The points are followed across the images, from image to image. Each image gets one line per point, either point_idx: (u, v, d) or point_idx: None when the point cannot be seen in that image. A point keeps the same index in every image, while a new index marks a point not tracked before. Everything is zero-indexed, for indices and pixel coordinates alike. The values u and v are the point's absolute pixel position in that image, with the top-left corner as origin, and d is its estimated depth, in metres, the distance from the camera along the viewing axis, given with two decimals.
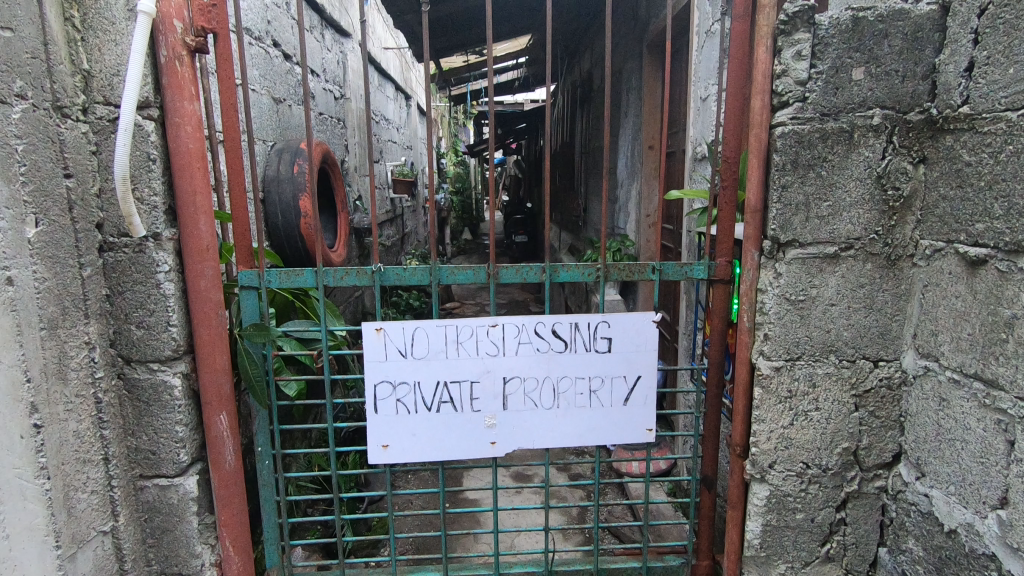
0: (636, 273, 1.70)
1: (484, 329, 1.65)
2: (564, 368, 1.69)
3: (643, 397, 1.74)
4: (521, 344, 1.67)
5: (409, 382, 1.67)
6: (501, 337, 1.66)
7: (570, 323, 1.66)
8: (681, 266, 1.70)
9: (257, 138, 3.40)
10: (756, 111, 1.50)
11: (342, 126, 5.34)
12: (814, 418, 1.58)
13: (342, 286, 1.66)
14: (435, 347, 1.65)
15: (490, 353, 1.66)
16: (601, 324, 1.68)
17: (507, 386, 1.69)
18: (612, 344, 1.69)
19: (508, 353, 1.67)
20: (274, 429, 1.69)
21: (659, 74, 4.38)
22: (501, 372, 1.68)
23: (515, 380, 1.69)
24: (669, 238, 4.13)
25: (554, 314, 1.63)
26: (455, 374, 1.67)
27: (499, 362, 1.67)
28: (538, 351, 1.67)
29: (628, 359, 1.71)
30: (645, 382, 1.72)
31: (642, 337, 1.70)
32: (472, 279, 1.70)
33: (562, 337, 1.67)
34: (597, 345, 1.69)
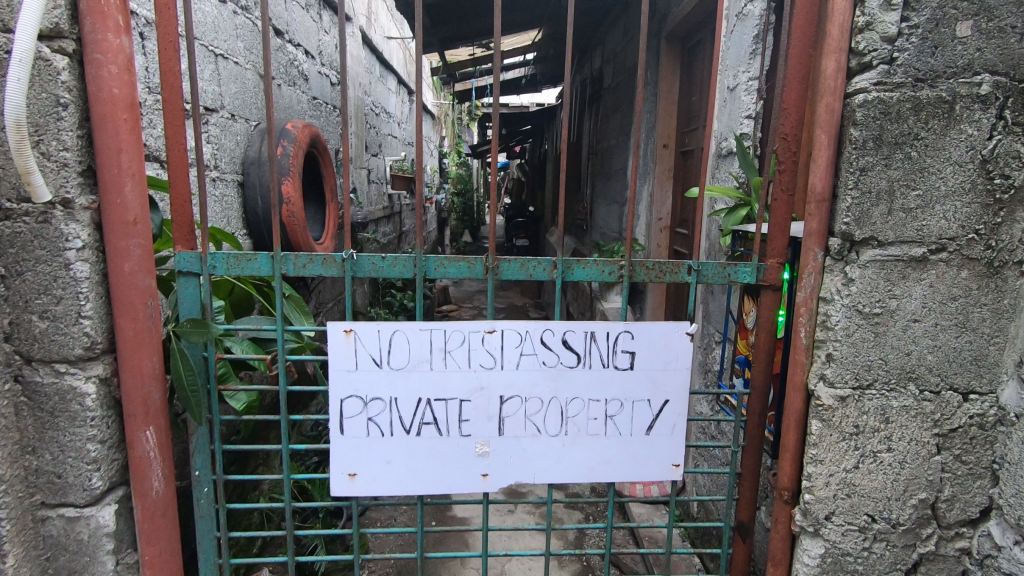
0: (667, 274, 1.39)
1: (478, 335, 1.34)
2: (576, 387, 1.38)
3: (670, 427, 1.42)
4: (525, 355, 1.35)
5: (386, 397, 1.35)
6: (501, 345, 1.35)
7: (584, 331, 1.35)
8: (724, 267, 1.38)
9: (240, 116, 3.09)
10: (829, 75, 1.19)
11: (336, 115, 5.05)
12: (885, 461, 1.27)
13: (305, 276, 1.34)
14: (418, 355, 1.34)
15: (486, 365, 1.35)
16: (623, 334, 1.36)
17: (505, 406, 1.38)
18: (635, 359, 1.38)
19: (507, 367, 1.36)
20: (215, 450, 1.37)
21: (677, 69, 4.09)
22: (498, 390, 1.37)
23: (516, 400, 1.38)
24: (681, 243, 3.85)
25: (566, 320, 1.32)
26: (442, 389, 1.36)
27: (497, 375, 1.36)
28: (545, 365, 1.36)
29: (653, 380, 1.40)
30: (673, 407, 1.41)
31: (673, 352, 1.38)
32: (465, 273, 1.38)
33: (576, 349, 1.36)
34: (617, 360, 1.38)
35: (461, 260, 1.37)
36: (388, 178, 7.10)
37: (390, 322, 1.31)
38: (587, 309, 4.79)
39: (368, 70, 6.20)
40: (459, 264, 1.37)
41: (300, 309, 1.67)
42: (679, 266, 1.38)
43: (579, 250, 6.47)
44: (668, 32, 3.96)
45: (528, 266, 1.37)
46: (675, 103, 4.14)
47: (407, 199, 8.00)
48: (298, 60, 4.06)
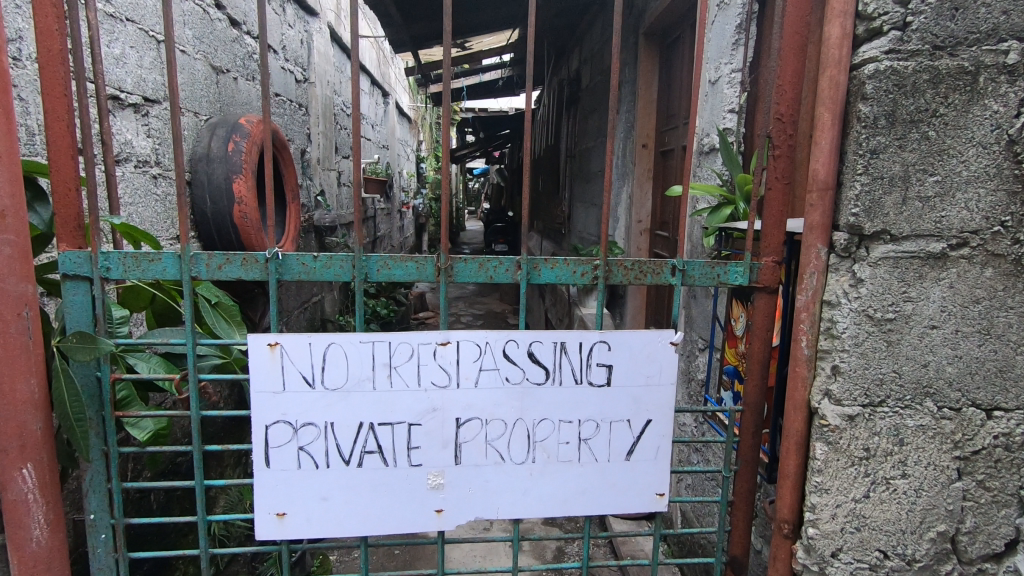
0: (649, 276, 1.21)
1: (429, 348, 1.14)
2: (545, 407, 1.19)
3: (653, 451, 1.24)
4: (485, 370, 1.16)
5: (320, 422, 1.15)
6: (456, 359, 1.15)
7: (553, 342, 1.16)
8: (713, 266, 1.20)
9: (188, 109, 2.85)
10: (833, 43, 1.03)
11: (302, 114, 4.82)
12: (899, 489, 1.11)
13: (222, 279, 1.12)
14: (357, 373, 1.13)
15: (439, 382, 1.15)
16: (598, 344, 1.18)
17: (462, 431, 1.18)
18: (613, 374, 1.19)
19: (464, 384, 1.16)
20: (113, 488, 1.14)
21: (655, 67, 3.96)
22: (453, 411, 1.17)
23: (475, 423, 1.18)
24: (662, 245, 3.71)
25: (531, 329, 1.13)
26: (386, 413, 1.15)
27: (452, 395, 1.16)
28: (508, 382, 1.17)
29: (634, 397, 1.21)
30: (657, 428, 1.23)
31: (656, 365, 1.20)
32: (414, 275, 1.18)
33: (544, 363, 1.17)
34: (591, 376, 1.19)
35: (409, 259, 1.17)
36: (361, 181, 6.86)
37: (324, 334, 1.11)
38: (565, 315, 4.62)
39: (338, 69, 5.96)
40: (406, 263, 1.17)
41: (229, 318, 1.45)
42: (663, 264, 1.19)
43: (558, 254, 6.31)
44: (646, 28, 3.82)
45: (487, 265, 1.18)
46: (654, 102, 4.01)
47: (381, 203, 7.77)
48: (258, 54, 3.83)
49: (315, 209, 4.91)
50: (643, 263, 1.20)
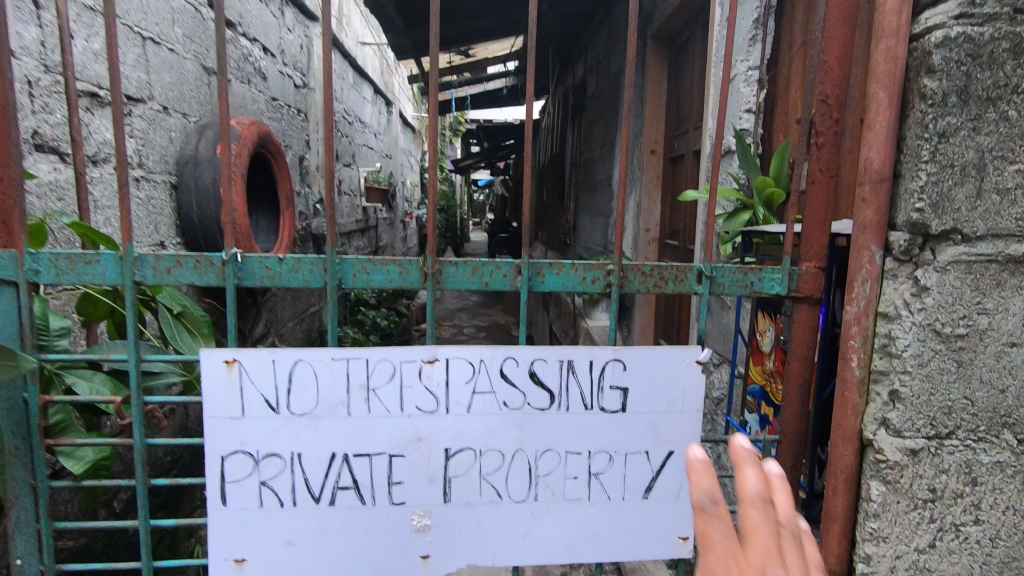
0: (671, 283, 1.04)
1: (414, 367, 0.98)
2: (549, 437, 1.02)
3: (675, 488, 1.07)
4: (478, 394, 0.99)
5: (285, 453, 0.98)
6: (445, 381, 0.98)
7: (559, 360, 1.00)
8: (746, 272, 1.03)
9: (176, 110, 2.72)
10: (889, 9, 0.87)
11: (301, 120, 4.71)
12: (971, 538, 0.93)
13: (170, 285, 0.96)
14: (329, 396, 0.97)
15: (425, 407, 0.99)
16: (611, 363, 1.01)
17: (451, 464, 1.01)
18: (629, 398, 1.03)
19: (454, 409, 0.99)
20: (41, 530, 0.98)
21: (664, 71, 3.83)
22: (441, 440, 1.00)
23: (467, 455, 1.01)
24: (671, 255, 3.55)
25: (533, 345, 0.97)
26: (363, 442, 0.99)
27: (440, 422, 1.00)
28: (506, 408, 1.00)
29: (653, 425, 1.04)
30: (679, 461, 1.05)
31: (678, 388, 1.03)
32: (397, 282, 1.01)
33: (549, 385, 1.00)
34: (603, 400, 1.02)
35: (388, 262, 1.01)
36: (362, 190, 6.75)
37: (291, 350, 0.95)
38: (570, 327, 4.46)
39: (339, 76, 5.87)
40: (386, 267, 1.01)
41: (192, 330, 1.30)
42: (689, 269, 1.02)
43: None
44: (655, 31, 3.69)
45: (480, 269, 1.02)
46: (663, 107, 3.87)
47: (383, 212, 7.65)
48: (255, 56, 3.71)
49: (313, 217, 4.78)
50: (665, 268, 1.03)
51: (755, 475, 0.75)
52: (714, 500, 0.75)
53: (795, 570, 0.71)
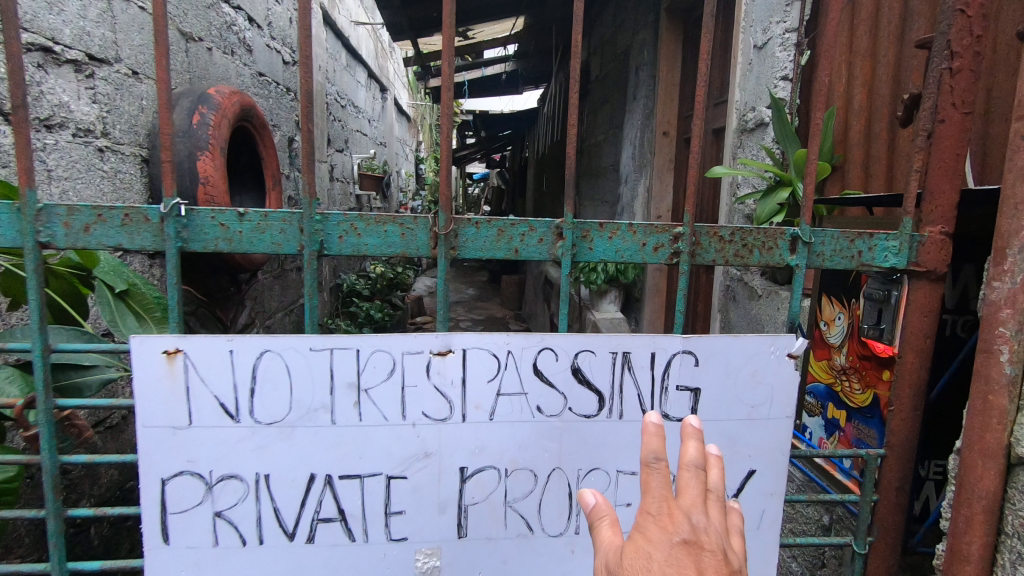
0: (760, 250, 0.93)
1: (422, 360, 0.85)
2: (586, 454, 0.92)
3: (757, 516, 0.99)
4: (506, 395, 0.88)
5: (249, 477, 0.84)
6: (461, 379, 0.86)
7: (611, 354, 0.90)
8: (842, 240, 0.93)
9: (148, 77, 2.45)
10: None
11: (290, 99, 4.43)
12: None
13: (91, 249, 0.80)
14: (306, 396, 0.83)
15: (436, 413, 0.87)
16: (681, 357, 0.92)
17: (467, 487, 0.90)
18: (698, 401, 0.93)
19: (474, 415, 0.88)
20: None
21: (680, 47, 3.57)
22: (456, 458, 0.89)
23: (488, 476, 0.90)
24: None
25: (579, 334, 0.86)
26: (349, 463, 0.86)
27: (453, 433, 0.88)
28: (545, 412, 0.90)
29: (729, 436, 0.95)
30: (761, 484, 0.98)
31: (764, 391, 0.94)
32: (384, 245, 0.86)
33: (598, 385, 0.90)
34: (669, 406, 0.93)
35: (381, 222, 0.85)
36: (356, 178, 6.48)
37: (254, 338, 0.80)
38: (574, 320, 4.24)
39: (332, 56, 5.58)
40: (379, 229, 0.86)
41: (138, 313, 1.14)
42: (782, 233, 0.92)
43: None
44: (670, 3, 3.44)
45: (515, 226, 0.89)
46: (676, 86, 3.63)
47: (378, 201, 7.39)
48: (239, 26, 3.44)
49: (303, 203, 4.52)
50: (748, 234, 0.92)
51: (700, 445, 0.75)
52: (658, 455, 0.73)
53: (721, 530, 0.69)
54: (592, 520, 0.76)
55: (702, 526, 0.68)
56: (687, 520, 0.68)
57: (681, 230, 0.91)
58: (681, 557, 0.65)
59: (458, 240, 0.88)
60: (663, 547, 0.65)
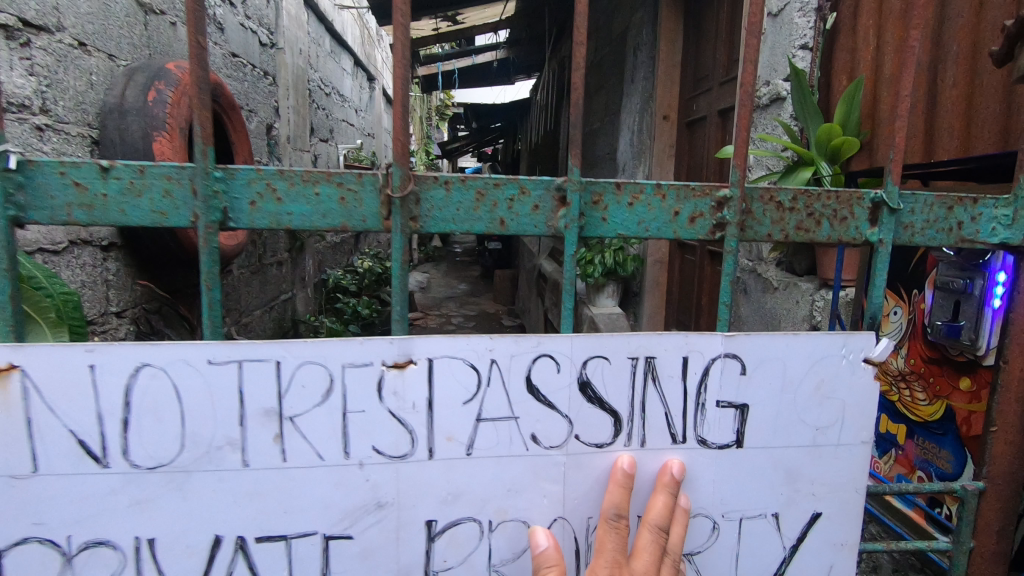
0: (831, 223, 0.87)
1: (373, 373, 0.80)
2: (588, 502, 0.88)
3: (823, 569, 0.95)
4: (490, 420, 0.84)
5: (125, 545, 0.80)
6: (426, 402, 0.82)
7: (630, 359, 0.85)
8: (921, 214, 0.87)
9: (97, 49, 2.18)
10: None
11: (268, 83, 4.17)
12: None
13: None
14: (202, 418, 0.79)
15: (392, 450, 0.83)
16: (728, 363, 0.88)
17: (437, 545, 0.86)
18: (745, 422, 0.90)
19: (449, 450, 0.84)
20: None
21: (681, 24, 3.34)
22: (422, 512, 0.85)
23: (465, 530, 0.86)
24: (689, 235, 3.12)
25: (587, 337, 0.83)
26: (270, 523, 0.82)
27: (412, 474, 0.84)
28: (546, 442, 0.86)
29: (788, 468, 0.92)
30: (830, 529, 0.94)
31: (835, 407, 0.90)
32: (303, 215, 0.77)
33: (612, 404, 0.86)
34: (708, 429, 0.89)
35: (311, 180, 0.77)
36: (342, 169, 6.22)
37: (128, 353, 0.75)
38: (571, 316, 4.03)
39: (315, 41, 5.31)
40: (308, 190, 0.77)
41: None
42: (862, 199, 0.86)
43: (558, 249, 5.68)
44: None
45: (502, 187, 0.79)
46: (678, 66, 3.42)
47: None
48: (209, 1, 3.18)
49: None
50: (817, 200, 0.86)
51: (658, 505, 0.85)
52: (620, 512, 0.83)
53: None
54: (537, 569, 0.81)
55: None
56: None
57: (730, 192, 0.83)
58: None
59: (422, 207, 0.79)
60: None
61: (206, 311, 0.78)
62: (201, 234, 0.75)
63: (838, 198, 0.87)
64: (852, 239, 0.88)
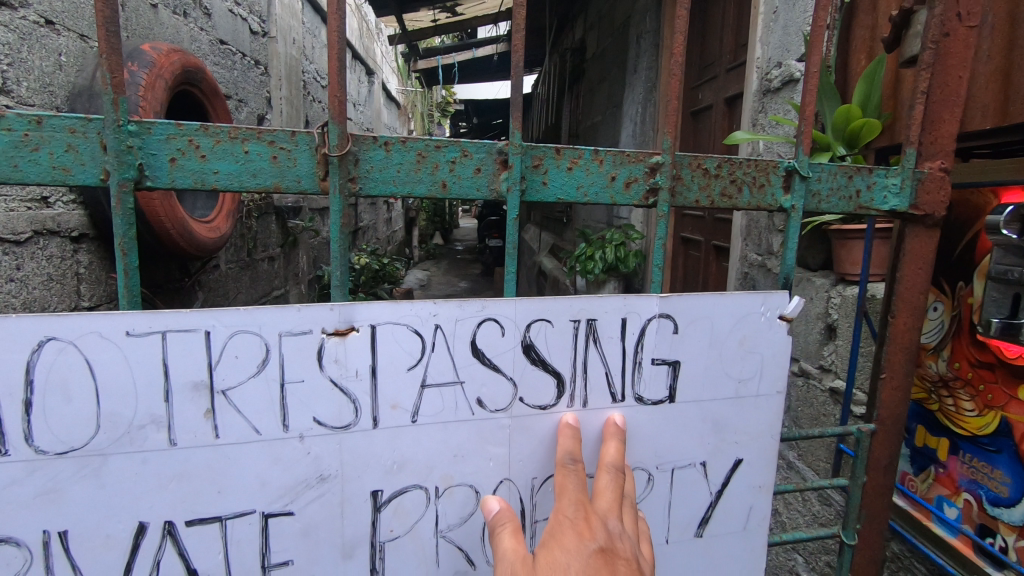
0: (747, 192, 0.85)
1: (312, 343, 0.74)
2: (535, 463, 0.85)
3: (744, 513, 0.96)
4: (434, 386, 0.79)
5: (31, 542, 0.71)
6: (370, 369, 0.76)
7: (573, 320, 0.82)
8: (834, 177, 0.86)
9: (67, 28, 2.06)
10: None
11: (259, 73, 4.04)
12: None
13: None
14: (117, 392, 0.70)
15: (334, 420, 0.76)
16: (659, 321, 0.85)
17: (382, 515, 0.81)
18: (677, 378, 0.87)
19: (394, 417, 0.78)
20: None
21: (685, 9, 3.20)
22: (367, 482, 0.80)
23: (411, 499, 0.82)
24: (693, 229, 2.99)
25: (531, 300, 0.80)
26: (199, 505, 0.75)
27: (356, 444, 0.78)
28: (491, 405, 0.82)
29: (715, 420, 0.91)
30: (749, 476, 0.95)
31: (755, 362, 0.90)
32: (236, 178, 0.74)
33: (554, 365, 0.83)
34: (643, 386, 0.87)
35: (238, 138, 0.74)
36: None
37: (28, 325, 0.66)
38: None
39: (310, 31, 5.17)
40: (235, 148, 0.74)
41: None
42: (777, 166, 0.85)
43: (559, 246, 5.54)
44: None
45: (442, 150, 0.78)
46: (683, 54, 3.29)
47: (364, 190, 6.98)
48: None
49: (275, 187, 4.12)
50: (739, 167, 0.83)
51: (615, 447, 0.81)
52: (575, 457, 0.79)
53: (630, 535, 0.73)
54: (493, 528, 0.75)
55: (617, 529, 0.71)
56: (604, 526, 0.70)
57: (662, 158, 0.81)
58: (597, 564, 0.66)
59: (361, 167, 0.76)
60: (580, 554, 0.66)
61: (121, 275, 0.75)
62: (115, 192, 0.71)
63: (756, 167, 0.85)
64: (769, 207, 0.86)
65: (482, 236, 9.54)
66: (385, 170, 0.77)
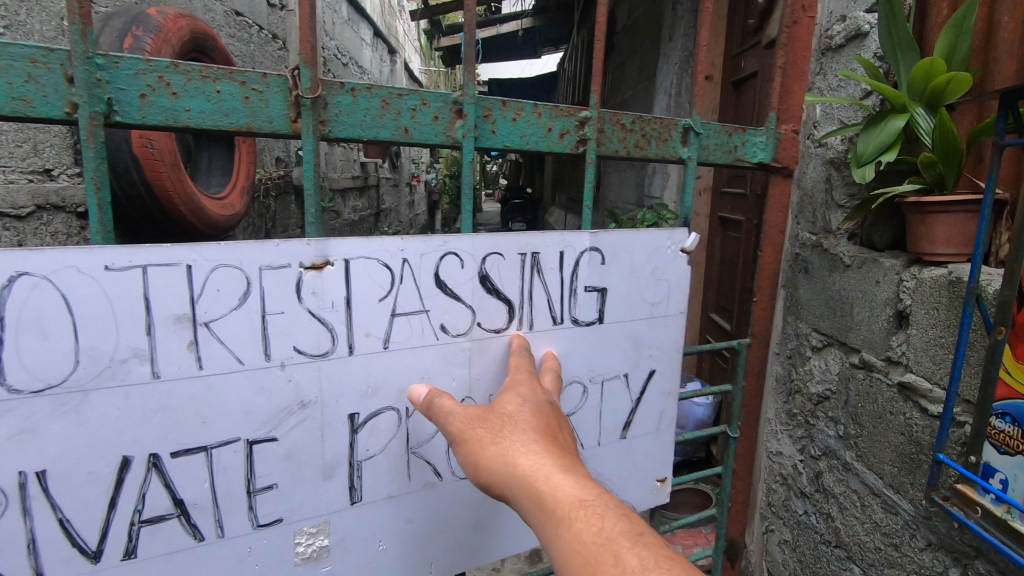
0: (653, 142, 0.92)
1: (292, 276, 0.69)
2: (489, 379, 0.85)
3: (656, 417, 1.04)
4: (403, 314, 0.77)
5: (4, 484, 0.61)
6: (346, 299, 0.73)
7: (520, 254, 0.84)
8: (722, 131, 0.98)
9: None
10: None
11: (277, 48, 3.92)
12: None
13: None
14: (91, 319, 0.62)
15: (313, 348, 0.72)
16: (589, 255, 0.89)
17: (359, 437, 0.78)
18: (604, 302, 0.92)
19: (368, 345, 0.75)
20: None
21: None
22: (343, 405, 0.76)
23: (385, 420, 0.79)
24: (729, 206, 2.81)
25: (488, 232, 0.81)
26: (183, 437, 0.68)
27: (334, 372, 0.74)
28: (454, 331, 0.81)
29: (634, 337, 0.97)
30: (661, 381, 1.02)
31: (664, 287, 0.97)
32: (212, 110, 0.65)
33: (506, 292, 0.84)
34: (577, 309, 0.90)
35: (210, 77, 0.64)
36: None
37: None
38: None
39: (330, 6, 5.00)
40: (206, 87, 0.64)
41: None
42: (675, 123, 0.93)
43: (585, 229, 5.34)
44: None
45: (403, 97, 0.73)
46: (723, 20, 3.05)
47: (387, 172, 6.84)
48: None
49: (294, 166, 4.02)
50: (648, 122, 0.90)
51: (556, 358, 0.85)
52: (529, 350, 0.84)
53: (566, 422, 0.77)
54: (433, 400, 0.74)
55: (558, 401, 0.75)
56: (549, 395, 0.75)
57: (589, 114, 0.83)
58: (542, 413, 0.69)
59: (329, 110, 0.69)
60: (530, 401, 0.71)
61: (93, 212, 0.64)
62: (84, 125, 0.59)
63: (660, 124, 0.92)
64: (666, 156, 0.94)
65: (505, 220, 9.38)
66: (352, 115, 0.71)
